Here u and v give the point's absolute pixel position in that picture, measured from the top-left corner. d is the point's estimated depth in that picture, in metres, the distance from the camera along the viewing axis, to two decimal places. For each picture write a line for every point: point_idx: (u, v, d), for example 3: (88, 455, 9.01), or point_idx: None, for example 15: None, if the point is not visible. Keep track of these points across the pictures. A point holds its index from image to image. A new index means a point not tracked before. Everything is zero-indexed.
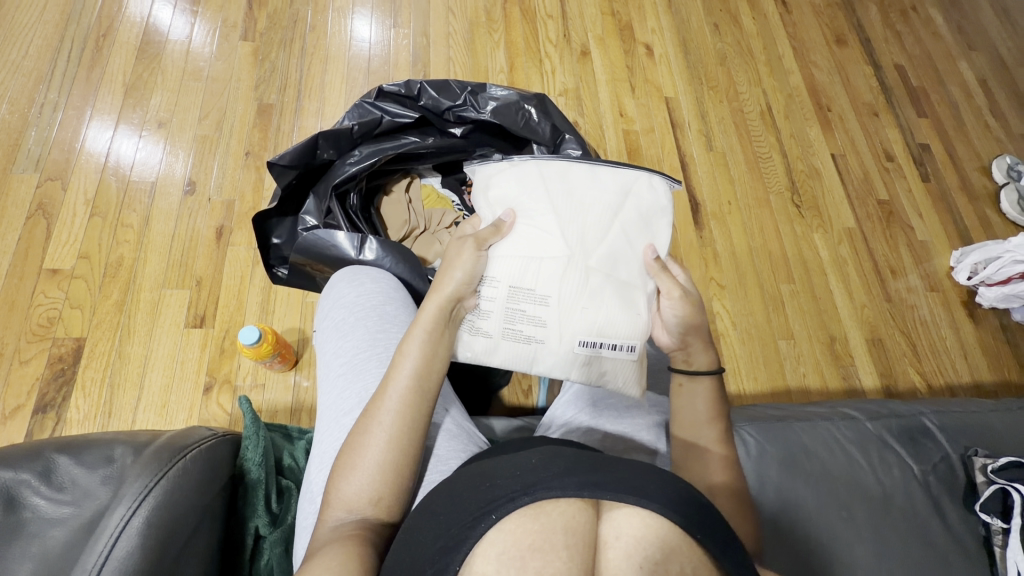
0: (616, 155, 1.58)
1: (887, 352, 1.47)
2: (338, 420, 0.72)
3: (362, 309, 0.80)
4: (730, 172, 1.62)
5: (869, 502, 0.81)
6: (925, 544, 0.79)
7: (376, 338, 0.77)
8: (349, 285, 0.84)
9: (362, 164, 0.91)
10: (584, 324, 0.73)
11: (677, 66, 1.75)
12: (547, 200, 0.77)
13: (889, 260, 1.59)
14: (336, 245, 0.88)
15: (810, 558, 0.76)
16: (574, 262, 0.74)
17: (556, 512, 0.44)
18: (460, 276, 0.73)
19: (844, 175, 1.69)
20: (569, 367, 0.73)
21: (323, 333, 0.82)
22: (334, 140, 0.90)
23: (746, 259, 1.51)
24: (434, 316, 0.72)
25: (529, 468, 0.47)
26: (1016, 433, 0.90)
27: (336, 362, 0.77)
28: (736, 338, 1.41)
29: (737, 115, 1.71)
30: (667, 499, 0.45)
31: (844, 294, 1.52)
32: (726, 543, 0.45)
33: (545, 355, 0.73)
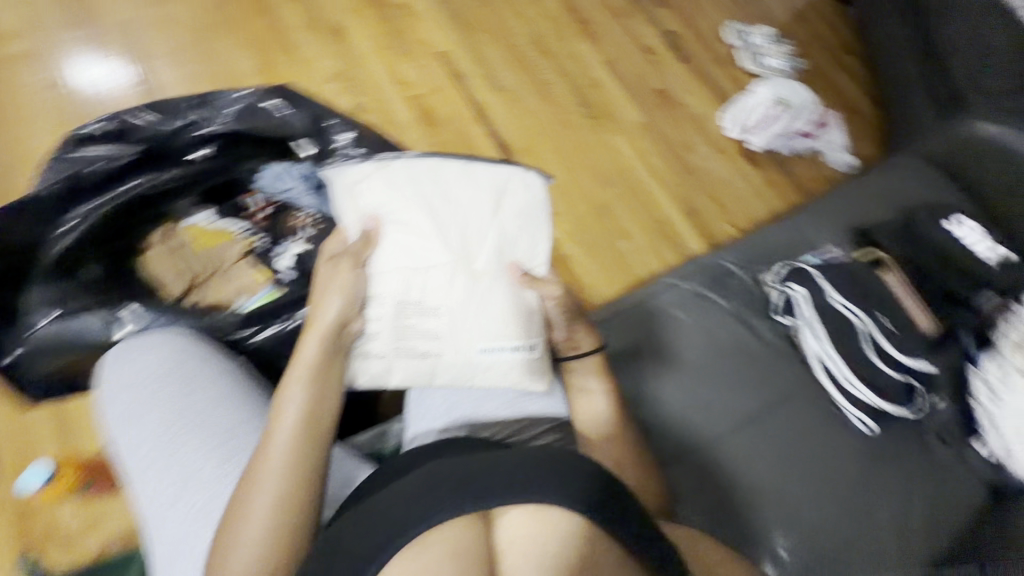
0: (413, 124, 1.53)
1: (704, 217, 1.68)
2: (168, 511, 0.66)
3: (158, 381, 0.73)
4: (525, 106, 1.66)
5: (704, 358, 0.95)
6: (753, 369, 0.95)
7: (184, 404, 0.71)
8: (128, 364, 0.74)
9: (76, 223, 0.87)
10: (478, 323, 0.77)
11: (439, 18, 1.73)
12: (420, 207, 0.80)
13: (680, 139, 1.79)
14: (82, 327, 0.85)
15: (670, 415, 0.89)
16: (452, 266, 0.78)
17: (444, 536, 0.48)
18: (341, 302, 0.73)
19: (620, 77, 1.83)
20: (470, 369, 0.78)
21: (115, 426, 0.71)
22: (41, 210, 0.85)
23: (568, 182, 1.59)
24: (311, 355, 0.70)
25: (420, 493, 0.50)
26: (789, 241, 1.08)
27: (141, 450, 0.69)
28: (583, 255, 1.50)
29: (511, 50, 1.75)
30: (552, 487, 0.50)
31: (656, 182, 1.69)
32: (608, 505, 0.51)
33: (445, 366, 0.78)
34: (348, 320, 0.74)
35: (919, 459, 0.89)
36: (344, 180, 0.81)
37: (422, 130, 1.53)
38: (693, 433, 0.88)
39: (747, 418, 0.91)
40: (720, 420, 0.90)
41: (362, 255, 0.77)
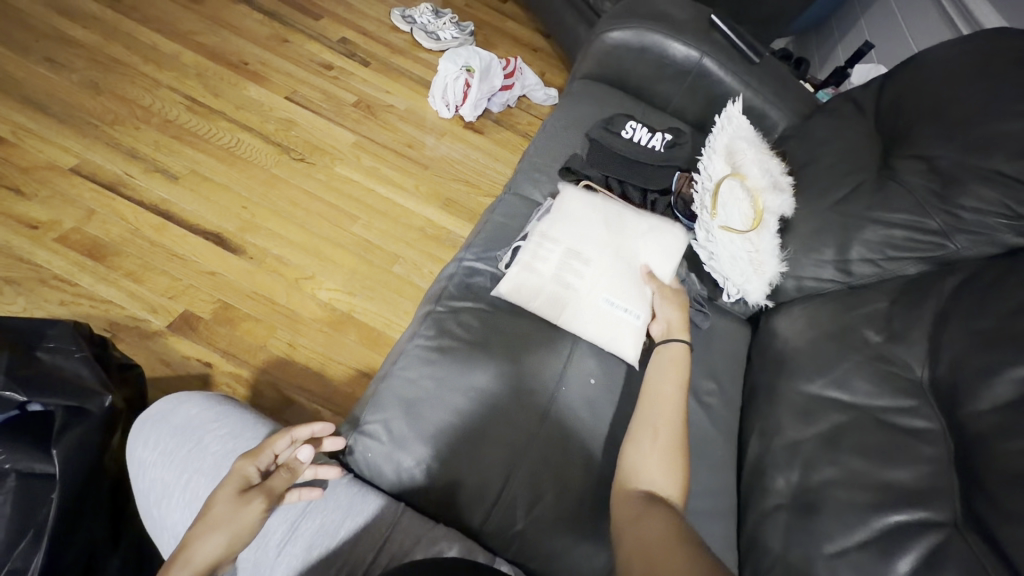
0: (77, 267, 1.21)
1: (460, 201, 1.63)
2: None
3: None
4: (214, 181, 1.43)
5: (475, 380, 0.76)
6: (523, 355, 0.81)
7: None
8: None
9: None
10: (585, 314, 0.84)
11: (51, 131, 1.39)
12: (610, 215, 0.94)
13: (400, 138, 1.71)
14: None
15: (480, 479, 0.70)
16: (613, 244, 0.90)
17: None
18: (226, 539, 0.54)
19: (310, 105, 1.68)
20: (591, 313, 0.84)
21: None
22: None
23: (305, 237, 1.40)
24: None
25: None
26: (515, 217, 1.01)
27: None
28: (360, 302, 1.34)
29: (166, 127, 1.48)
30: None
31: (399, 191, 1.58)
32: None
33: (580, 301, 0.84)
34: (223, 564, 0.54)
35: (693, 351, 0.89)
36: (161, 421, 0.65)
37: (96, 268, 1.22)
38: (492, 484, 0.70)
39: (540, 422, 0.76)
40: (506, 453, 0.72)
41: (275, 485, 0.60)
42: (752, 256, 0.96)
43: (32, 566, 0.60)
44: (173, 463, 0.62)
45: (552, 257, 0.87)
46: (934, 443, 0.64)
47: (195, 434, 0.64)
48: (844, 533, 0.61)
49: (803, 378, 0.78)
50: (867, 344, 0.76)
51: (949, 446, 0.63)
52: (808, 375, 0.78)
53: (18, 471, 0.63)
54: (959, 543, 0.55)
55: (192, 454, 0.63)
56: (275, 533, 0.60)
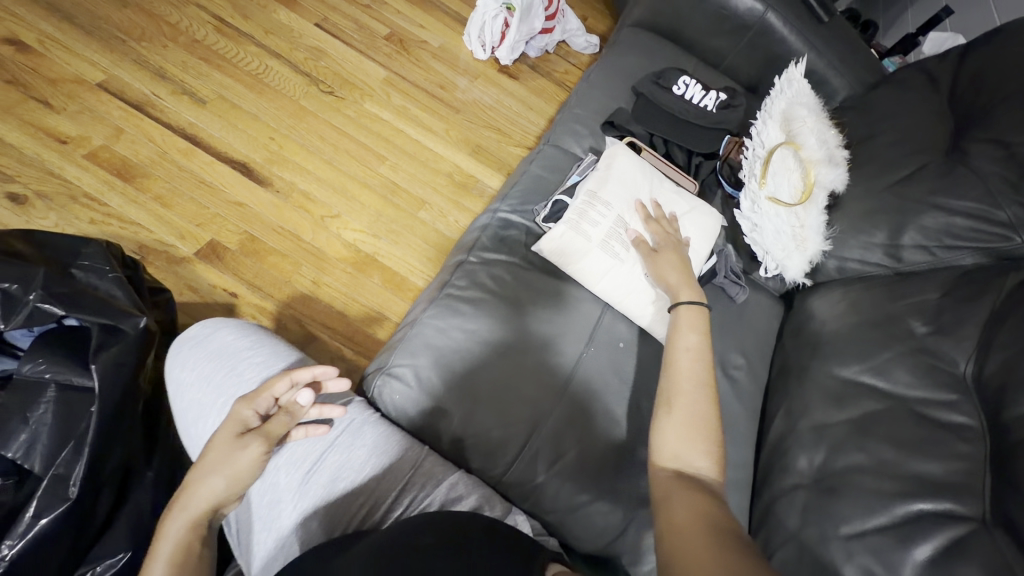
0: (107, 188, 1.21)
1: (490, 150, 1.57)
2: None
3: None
4: (241, 108, 1.39)
5: (503, 336, 0.76)
6: (551, 317, 0.79)
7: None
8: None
9: None
10: (621, 287, 0.81)
11: (78, 42, 1.35)
12: (665, 189, 0.90)
13: (431, 78, 1.63)
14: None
15: (499, 436, 0.71)
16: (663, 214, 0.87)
17: None
18: (223, 484, 0.55)
19: (341, 33, 1.60)
20: (631, 286, 0.81)
21: None
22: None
23: (332, 175, 1.38)
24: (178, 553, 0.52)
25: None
26: (556, 171, 0.97)
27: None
28: (385, 246, 1.33)
29: (193, 46, 1.43)
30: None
31: (430, 135, 1.53)
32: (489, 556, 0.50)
33: (621, 272, 0.82)
34: (227, 502, 0.56)
35: (725, 324, 0.87)
36: (199, 345, 0.66)
37: (124, 188, 1.22)
38: (514, 441, 0.71)
39: (565, 382, 0.76)
40: (529, 411, 0.72)
41: (273, 429, 0.59)
42: (796, 231, 0.92)
43: (75, 473, 0.63)
44: (211, 386, 0.63)
45: (604, 221, 0.83)
46: (971, 441, 0.62)
47: (230, 360, 0.65)
48: (863, 517, 0.61)
49: (839, 361, 0.76)
50: (910, 335, 0.74)
51: (985, 444, 0.61)
52: (847, 361, 0.76)
53: (57, 382, 0.65)
54: (984, 539, 0.54)
55: (229, 379, 0.64)
56: (299, 464, 0.63)
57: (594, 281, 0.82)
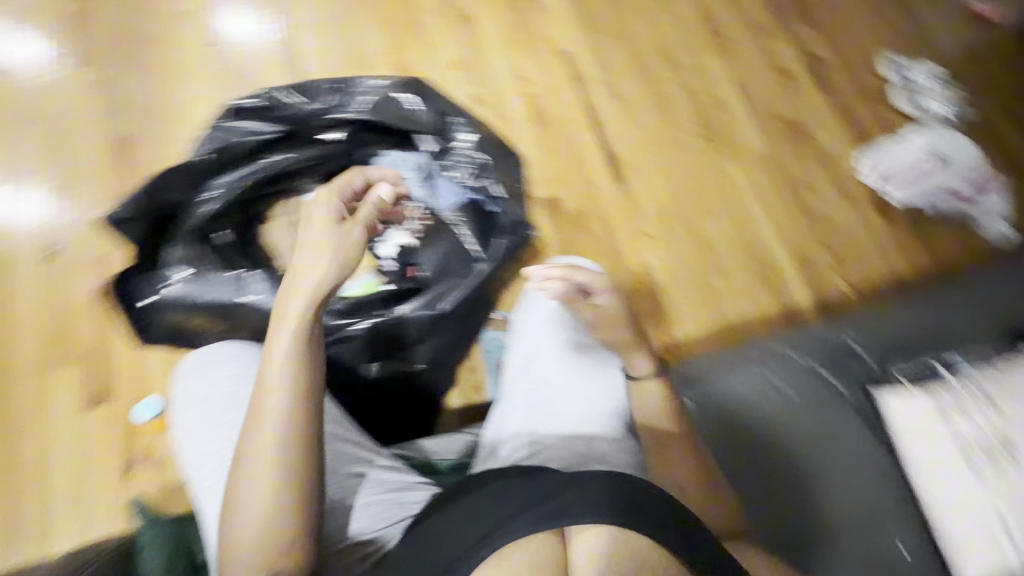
0: (523, 124, 1.50)
1: (813, 266, 1.52)
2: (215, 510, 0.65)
3: (217, 404, 0.71)
4: (639, 117, 1.59)
5: (762, 418, 0.89)
6: (829, 446, 0.87)
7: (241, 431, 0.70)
8: (197, 381, 0.74)
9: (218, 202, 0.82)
10: (955, 498, 0.80)
11: (568, 16, 1.68)
12: None
13: (804, 174, 1.63)
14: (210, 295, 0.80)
15: (752, 499, 0.85)
16: None
17: (519, 554, 0.56)
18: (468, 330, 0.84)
19: (752, 97, 1.70)
20: (974, 507, 0.79)
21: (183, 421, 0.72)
22: (190, 177, 0.81)
23: (670, 206, 1.49)
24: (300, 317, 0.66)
25: (493, 513, 0.58)
26: (939, 333, 0.94)
27: (203, 466, 0.68)
28: (673, 288, 1.40)
29: (636, 54, 1.67)
30: (607, 507, 0.58)
31: (769, 223, 1.55)
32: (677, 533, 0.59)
33: (964, 494, 0.80)
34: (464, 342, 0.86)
35: None
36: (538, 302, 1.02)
37: (532, 130, 1.50)
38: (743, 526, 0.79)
39: (812, 506, 0.83)
40: (752, 502, 0.84)
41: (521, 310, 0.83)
42: None
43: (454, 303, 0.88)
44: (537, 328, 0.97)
45: (975, 426, 0.82)
46: None
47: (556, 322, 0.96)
48: None
49: None
50: None
51: None
52: None
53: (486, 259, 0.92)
54: None
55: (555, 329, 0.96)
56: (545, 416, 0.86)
57: (923, 480, 0.82)
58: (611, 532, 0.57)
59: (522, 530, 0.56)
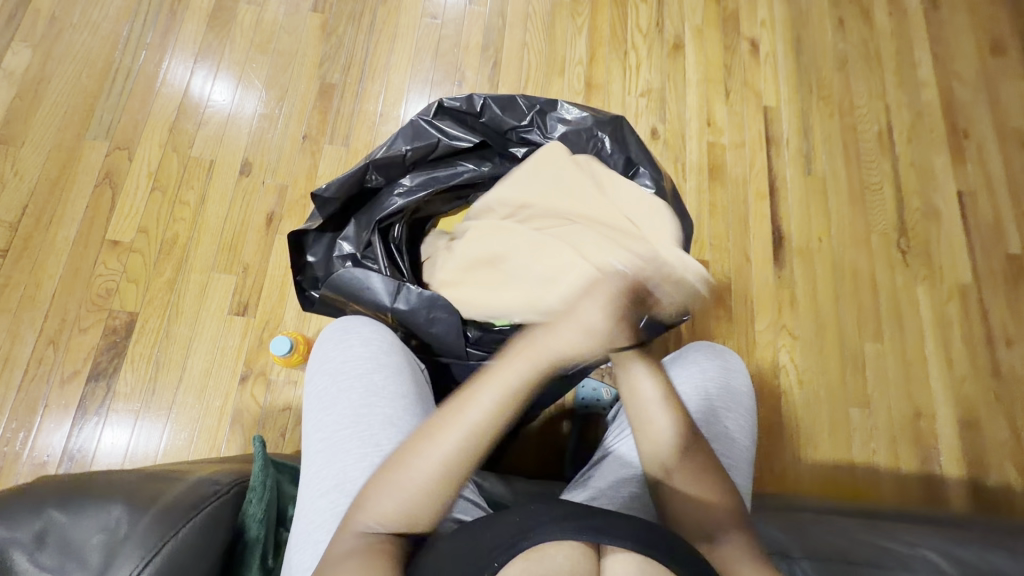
0: (696, 172, 1.39)
1: (982, 437, 1.27)
2: (311, 502, 0.58)
3: (346, 377, 0.64)
4: (827, 201, 1.41)
5: None
6: None
7: (360, 414, 0.62)
8: (335, 347, 0.67)
9: (412, 197, 0.78)
10: None
11: (784, 69, 1.52)
12: None
13: (1008, 327, 1.37)
14: (362, 287, 0.72)
15: None
16: None
17: (560, 554, 0.47)
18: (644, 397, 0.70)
19: (970, 218, 1.45)
20: None
21: (314, 382, 0.66)
22: (387, 168, 0.79)
23: (829, 308, 1.32)
24: (509, 388, 0.56)
25: (528, 514, 0.51)
26: None
27: (316, 436, 0.62)
28: (801, 399, 1.24)
29: (849, 130, 1.49)
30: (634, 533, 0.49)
31: (942, 364, 1.31)
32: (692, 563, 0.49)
33: None
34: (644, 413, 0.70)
35: None
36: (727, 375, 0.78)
37: (704, 180, 1.38)
38: None
39: None
40: None
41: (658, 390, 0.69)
42: None
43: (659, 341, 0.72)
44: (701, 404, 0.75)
45: None
46: None
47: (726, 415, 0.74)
48: None
49: None
50: None
51: None
52: None
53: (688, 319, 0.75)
54: None
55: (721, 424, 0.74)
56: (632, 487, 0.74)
57: None
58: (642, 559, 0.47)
59: (554, 530, 0.48)
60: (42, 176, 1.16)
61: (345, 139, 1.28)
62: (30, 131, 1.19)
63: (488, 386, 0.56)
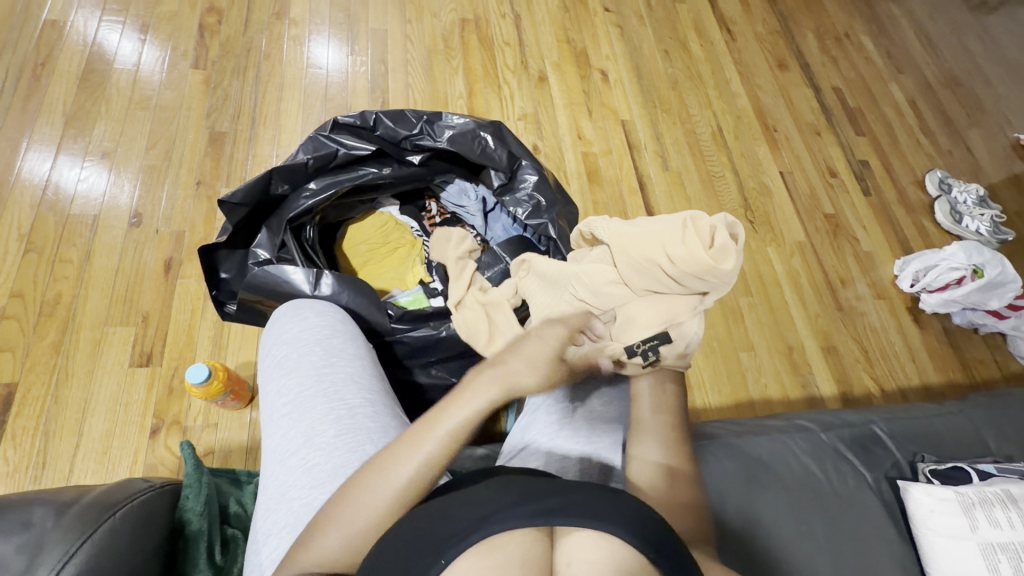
0: (577, 178, 1.59)
1: (842, 359, 1.53)
2: (282, 461, 0.60)
3: (306, 344, 0.67)
4: (685, 191, 1.67)
5: (777, 484, 0.73)
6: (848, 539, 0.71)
7: (321, 373, 0.64)
8: (292, 320, 0.70)
9: (319, 197, 0.83)
10: None
11: (631, 91, 1.82)
12: None
13: (839, 270, 1.69)
14: (283, 282, 0.76)
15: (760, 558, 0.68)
16: None
17: (511, 543, 0.48)
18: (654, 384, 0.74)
19: (792, 191, 1.80)
20: None
21: (271, 359, 0.67)
22: (290, 175, 0.84)
23: None
24: (438, 444, 0.57)
25: (485, 503, 0.51)
26: (956, 435, 0.82)
27: (279, 402, 0.64)
28: (700, 353, 1.42)
29: (690, 134, 1.80)
30: (600, 515, 0.50)
31: (800, 306, 1.58)
32: (657, 541, 0.50)
33: None
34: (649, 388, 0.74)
35: None
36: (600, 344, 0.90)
37: (585, 184, 1.58)
38: None
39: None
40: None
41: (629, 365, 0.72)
42: None
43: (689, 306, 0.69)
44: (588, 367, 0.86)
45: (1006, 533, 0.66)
46: None
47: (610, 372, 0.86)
48: None
49: None
50: None
51: None
52: None
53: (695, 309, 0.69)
54: None
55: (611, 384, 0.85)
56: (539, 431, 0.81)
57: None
58: (596, 535, 0.49)
59: (511, 521, 0.48)
60: None
61: (242, 179, 1.30)
62: None
63: (421, 438, 0.57)
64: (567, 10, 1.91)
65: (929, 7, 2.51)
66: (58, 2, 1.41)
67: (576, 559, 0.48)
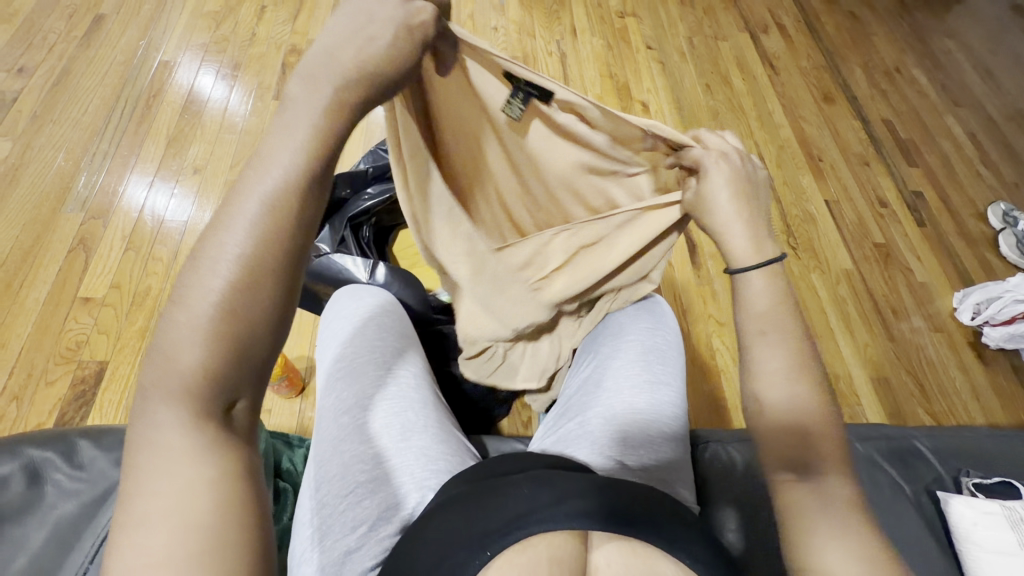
0: None
1: (895, 392, 1.45)
2: (336, 420, 0.68)
3: (364, 319, 0.77)
4: None
5: None
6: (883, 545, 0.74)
7: (375, 346, 0.74)
8: (353, 299, 0.80)
9: (377, 199, 0.93)
10: None
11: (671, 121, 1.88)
12: None
13: (891, 300, 1.63)
14: (345, 270, 0.88)
15: None
16: None
17: (542, 544, 0.51)
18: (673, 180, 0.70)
19: (839, 220, 1.78)
20: None
21: (331, 333, 0.78)
22: (351, 181, 0.95)
23: None
24: (278, 182, 0.38)
25: (520, 500, 0.53)
26: (1007, 456, 0.85)
27: (336, 367, 0.72)
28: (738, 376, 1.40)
29: None
30: (635, 524, 0.53)
31: (847, 335, 1.53)
32: (691, 551, 0.53)
33: None
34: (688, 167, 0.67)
35: None
36: (652, 328, 0.87)
37: None
38: None
39: None
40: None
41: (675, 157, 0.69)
42: None
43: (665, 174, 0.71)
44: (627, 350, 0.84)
45: None
46: None
47: (652, 358, 0.83)
48: None
49: None
50: None
51: None
52: None
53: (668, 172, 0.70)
54: None
55: (653, 367, 0.82)
56: (570, 415, 0.82)
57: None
58: (633, 543, 0.52)
59: (549, 522, 0.52)
60: (17, 247, 1.25)
61: None
62: (6, 209, 1.30)
63: (249, 187, 0.38)
64: (611, 48, 2.03)
65: (988, 41, 2.46)
66: (171, 46, 1.67)
67: (613, 559, 0.52)
